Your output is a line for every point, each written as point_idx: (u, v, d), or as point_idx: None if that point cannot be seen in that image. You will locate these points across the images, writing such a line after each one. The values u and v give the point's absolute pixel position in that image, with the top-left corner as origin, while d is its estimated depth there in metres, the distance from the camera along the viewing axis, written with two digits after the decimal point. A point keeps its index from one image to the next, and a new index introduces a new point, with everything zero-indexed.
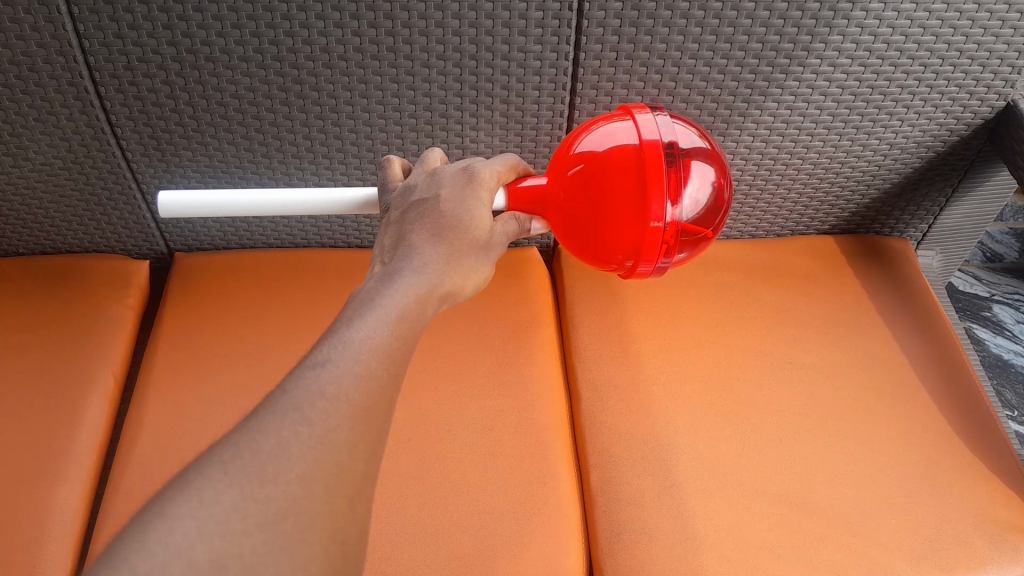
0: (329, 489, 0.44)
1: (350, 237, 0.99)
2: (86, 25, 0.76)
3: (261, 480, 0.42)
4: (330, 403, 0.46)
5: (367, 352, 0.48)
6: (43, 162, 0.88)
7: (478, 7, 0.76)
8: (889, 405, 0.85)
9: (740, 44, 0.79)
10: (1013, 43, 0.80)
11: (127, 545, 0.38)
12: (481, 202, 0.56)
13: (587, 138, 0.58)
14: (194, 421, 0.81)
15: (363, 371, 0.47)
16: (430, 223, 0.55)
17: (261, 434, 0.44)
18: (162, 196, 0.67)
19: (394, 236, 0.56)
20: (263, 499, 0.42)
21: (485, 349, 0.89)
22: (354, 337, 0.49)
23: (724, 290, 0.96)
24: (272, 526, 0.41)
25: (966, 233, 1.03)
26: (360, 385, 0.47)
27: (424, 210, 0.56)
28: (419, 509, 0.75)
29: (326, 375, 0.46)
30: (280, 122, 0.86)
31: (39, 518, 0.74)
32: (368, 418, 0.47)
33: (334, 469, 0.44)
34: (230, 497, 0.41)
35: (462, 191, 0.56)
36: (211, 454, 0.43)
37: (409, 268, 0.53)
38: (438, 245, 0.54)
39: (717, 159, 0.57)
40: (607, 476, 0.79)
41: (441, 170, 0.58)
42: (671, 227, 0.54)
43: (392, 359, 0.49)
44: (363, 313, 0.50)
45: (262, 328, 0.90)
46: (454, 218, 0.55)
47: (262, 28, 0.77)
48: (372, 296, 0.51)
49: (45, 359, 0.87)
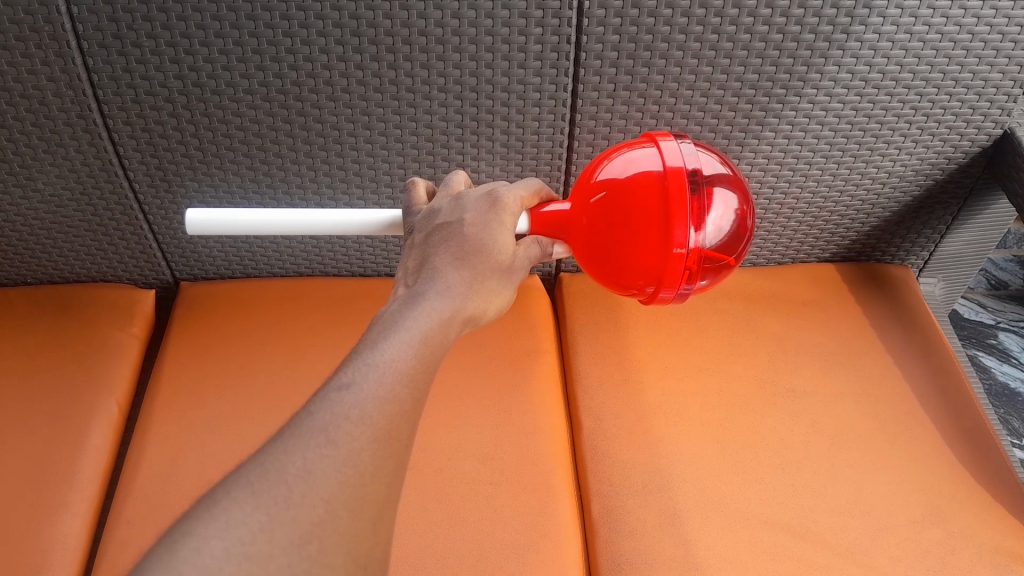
0: (353, 513, 0.44)
1: (353, 265, 0.99)
2: (95, 59, 0.77)
3: (287, 502, 0.42)
4: (354, 425, 0.46)
5: (390, 375, 0.48)
6: (52, 194, 0.89)
7: (478, 40, 0.77)
8: (892, 433, 0.85)
9: (737, 75, 0.81)
10: (1008, 71, 0.81)
11: (154, 564, 0.39)
12: (504, 227, 0.57)
13: (610, 165, 0.59)
14: (201, 451, 0.81)
15: (387, 394, 0.48)
16: (453, 247, 0.55)
17: (287, 455, 0.44)
18: (190, 213, 0.67)
19: (418, 259, 0.56)
20: (289, 521, 0.42)
21: (489, 377, 0.89)
22: (378, 359, 0.49)
23: (727, 318, 0.97)
24: (297, 547, 0.41)
25: (966, 262, 1.04)
26: (384, 407, 0.47)
27: (447, 233, 0.56)
28: (422, 540, 0.75)
29: (350, 397, 0.47)
30: (283, 153, 0.86)
31: (42, 545, 0.74)
32: (391, 440, 0.47)
33: (358, 492, 0.44)
34: (256, 518, 0.41)
35: (486, 215, 0.56)
36: (238, 474, 0.43)
37: (433, 291, 0.53)
38: (461, 269, 0.54)
39: (740, 185, 0.58)
40: (609, 506, 0.78)
41: (465, 194, 0.59)
42: (694, 254, 0.54)
43: (415, 382, 0.50)
44: (386, 335, 0.50)
45: (268, 358, 0.89)
46: (477, 242, 0.55)
47: (267, 62, 0.78)
48: (395, 318, 0.52)
49: (48, 388, 0.86)
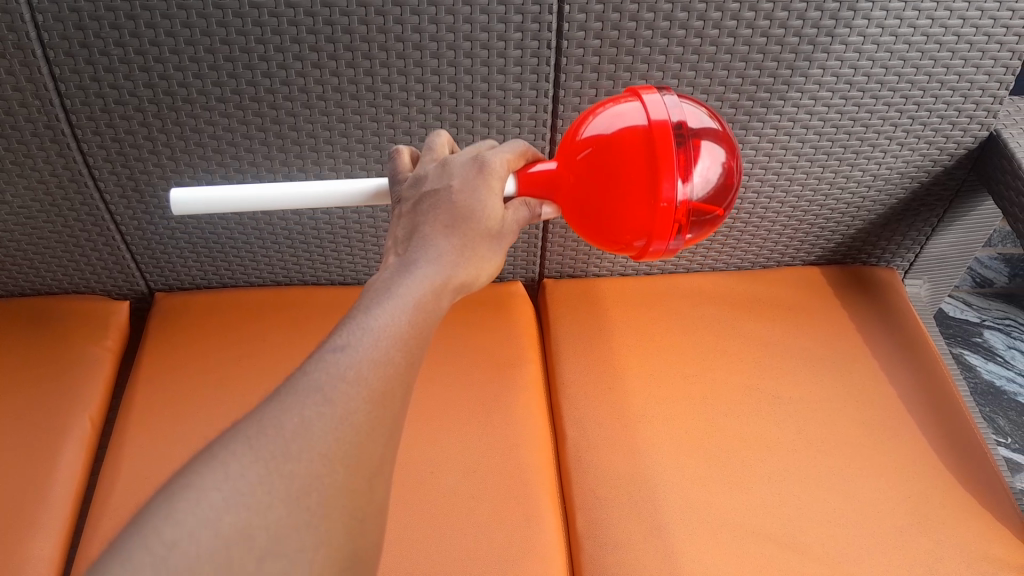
0: (349, 468, 0.44)
1: (332, 274, 0.97)
2: (61, 68, 0.75)
3: (285, 455, 0.43)
4: (349, 386, 0.46)
5: (385, 337, 0.48)
6: (20, 205, 0.86)
7: (456, 46, 0.76)
8: (880, 438, 0.85)
9: (721, 79, 0.80)
10: (994, 73, 0.81)
11: (144, 529, 0.38)
12: (494, 192, 0.55)
13: (594, 122, 0.57)
14: (176, 467, 0.79)
15: (381, 356, 0.48)
16: (443, 214, 0.54)
17: (284, 412, 0.44)
18: (173, 190, 0.64)
19: (407, 228, 0.55)
20: (288, 473, 0.42)
21: (472, 385, 0.88)
22: (373, 322, 0.49)
23: (712, 323, 0.96)
24: (297, 498, 0.42)
25: (952, 263, 1.03)
26: (378, 369, 0.47)
27: (435, 200, 0.55)
28: (405, 556, 0.73)
29: (346, 358, 0.47)
30: (259, 162, 0.84)
31: (14, 568, 0.72)
32: (386, 402, 0.47)
33: (356, 451, 0.45)
34: (254, 470, 0.42)
35: (474, 180, 0.55)
36: (234, 431, 0.43)
37: (424, 259, 0.52)
38: (451, 237, 0.53)
39: (727, 138, 0.56)
40: (594, 518, 0.77)
41: (451, 160, 0.57)
42: (682, 206, 0.53)
43: (409, 347, 0.49)
44: (380, 300, 0.50)
45: (246, 370, 0.88)
46: (466, 208, 0.54)
47: (239, 69, 0.76)
48: (387, 286, 0.51)
49: (20, 405, 0.84)
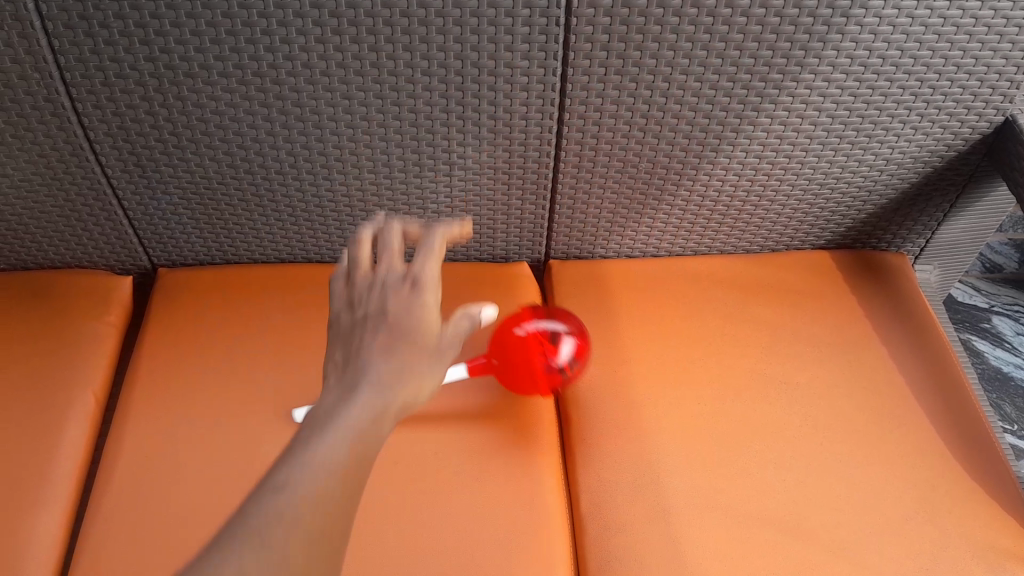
0: (308, 561, 0.43)
1: (336, 251, 0.97)
2: (61, 41, 0.74)
3: (267, 543, 0.42)
4: (288, 527, 0.43)
5: (325, 472, 0.47)
6: (22, 179, 0.86)
7: (462, 22, 0.74)
8: (886, 425, 0.84)
9: (732, 59, 0.78)
10: (1011, 57, 0.79)
11: None
12: (427, 309, 0.60)
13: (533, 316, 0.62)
14: (179, 444, 0.79)
15: (322, 487, 0.46)
16: (385, 336, 0.57)
17: (258, 522, 0.43)
18: None
19: (343, 354, 0.57)
20: (267, 562, 0.42)
21: (476, 364, 0.87)
22: (310, 455, 0.47)
23: (719, 306, 0.95)
24: (280, 562, 0.42)
25: (963, 249, 1.02)
26: (318, 506, 0.45)
27: (374, 324, 0.58)
28: (407, 537, 0.73)
29: (286, 492, 0.45)
30: (263, 138, 0.83)
31: (17, 542, 0.72)
32: (329, 533, 0.45)
33: (322, 535, 0.45)
34: (238, 562, 0.41)
35: (408, 301, 0.60)
36: (224, 530, 0.43)
37: (366, 387, 0.53)
38: (390, 359, 0.55)
39: None
40: (596, 502, 0.77)
41: (391, 243, 0.64)
42: None
43: (349, 477, 0.48)
44: (320, 432, 0.49)
45: (250, 347, 0.87)
46: (407, 329, 0.58)
47: (242, 44, 0.75)
48: (327, 414, 0.51)
49: (23, 380, 0.84)
